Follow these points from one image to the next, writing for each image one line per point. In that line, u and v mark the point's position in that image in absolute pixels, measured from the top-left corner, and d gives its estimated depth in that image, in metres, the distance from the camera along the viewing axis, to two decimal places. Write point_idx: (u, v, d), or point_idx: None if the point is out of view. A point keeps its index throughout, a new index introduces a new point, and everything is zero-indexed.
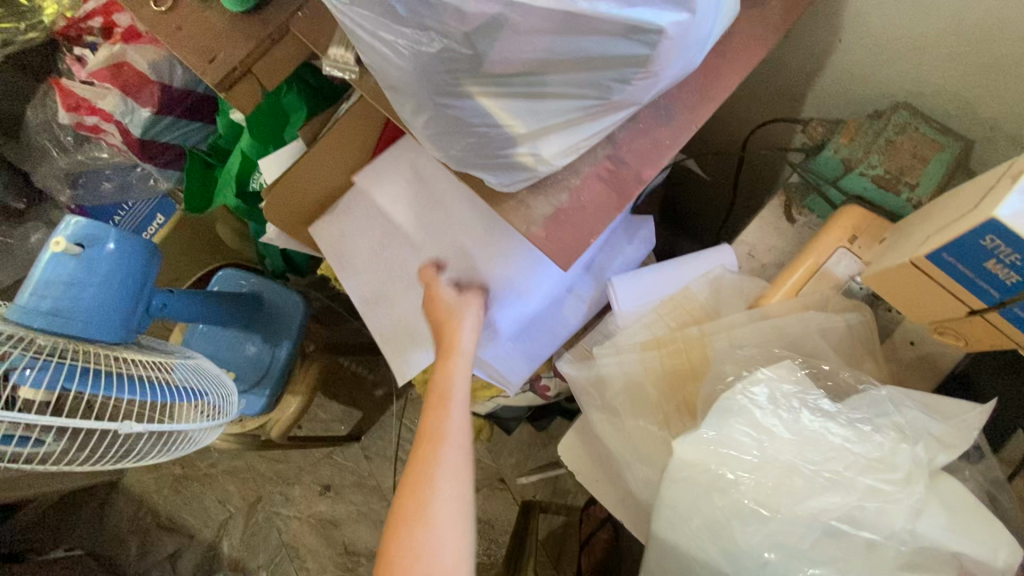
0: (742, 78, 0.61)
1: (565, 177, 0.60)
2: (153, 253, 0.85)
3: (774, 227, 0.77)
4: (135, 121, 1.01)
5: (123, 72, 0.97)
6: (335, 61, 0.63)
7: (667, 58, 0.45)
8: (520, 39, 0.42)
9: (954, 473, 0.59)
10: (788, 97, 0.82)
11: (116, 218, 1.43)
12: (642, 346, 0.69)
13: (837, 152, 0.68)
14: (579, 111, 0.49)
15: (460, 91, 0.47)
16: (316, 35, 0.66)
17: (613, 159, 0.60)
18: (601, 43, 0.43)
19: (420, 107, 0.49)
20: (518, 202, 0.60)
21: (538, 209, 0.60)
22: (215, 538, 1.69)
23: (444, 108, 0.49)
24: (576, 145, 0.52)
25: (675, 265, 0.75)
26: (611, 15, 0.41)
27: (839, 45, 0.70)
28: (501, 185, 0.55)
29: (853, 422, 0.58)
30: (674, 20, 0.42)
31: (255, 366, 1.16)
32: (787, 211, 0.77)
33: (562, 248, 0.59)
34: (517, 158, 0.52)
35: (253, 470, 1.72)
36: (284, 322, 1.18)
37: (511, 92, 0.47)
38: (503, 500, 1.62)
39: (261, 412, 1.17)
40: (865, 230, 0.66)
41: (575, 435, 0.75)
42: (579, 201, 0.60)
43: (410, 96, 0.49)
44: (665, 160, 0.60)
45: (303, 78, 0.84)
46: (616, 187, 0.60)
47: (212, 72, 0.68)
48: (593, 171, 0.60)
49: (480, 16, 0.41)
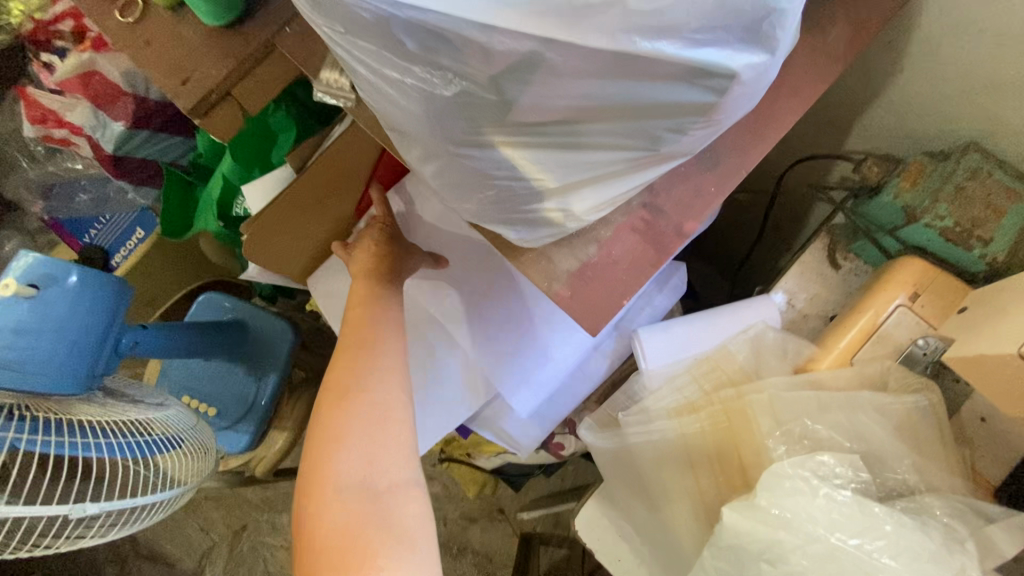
0: (799, 116, 0.53)
1: (593, 228, 0.52)
2: (126, 289, 0.76)
3: (817, 274, 0.70)
4: (107, 135, 0.93)
5: (93, 81, 0.88)
6: (328, 85, 0.55)
7: (735, 105, 0.37)
8: (557, 82, 0.34)
9: None
10: (830, 128, 0.74)
11: (93, 231, 1.33)
12: (674, 413, 0.60)
13: (898, 197, 0.61)
14: (621, 163, 0.41)
15: (481, 140, 0.38)
16: (306, 56, 0.57)
17: (650, 209, 0.52)
18: (658, 88, 0.34)
19: (430, 155, 0.41)
20: (540, 255, 0.52)
21: (562, 264, 0.52)
22: (197, 568, 1.60)
23: (460, 158, 0.40)
24: (613, 199, 0.44)
25: (709, 318, 0.67)
26: (674, 57, 0.32)
27: (899, 76, 0.63)
28: (522, 241, 0.47)
29: (925, 518, 0.50)
30: (751, 62, 0.34)
31: (239, 401, 1.07)
32: (831, 257, 0.69)
33: (590, 310, 0.51)
34: (543, 214, 0.44)
35: (239, 496, 1.63)
36: (271, 352, 1.09)
37: (541, 141, 0.39)
38: (502, 532, 1.54)
39: (246, 449, 1.08)
40: (927, 287, 0.59)
41: (594, 505, 0.67)
42: (609, 255, 0.51)
43: (418, 142, 0.41)
44: (710, 210, 0.52)
45: None
46: (653, 241, 0.51)
47: (186, 96, 0.60)
48: (627, 222, 0.52)
49: (509, 55, 0.32)
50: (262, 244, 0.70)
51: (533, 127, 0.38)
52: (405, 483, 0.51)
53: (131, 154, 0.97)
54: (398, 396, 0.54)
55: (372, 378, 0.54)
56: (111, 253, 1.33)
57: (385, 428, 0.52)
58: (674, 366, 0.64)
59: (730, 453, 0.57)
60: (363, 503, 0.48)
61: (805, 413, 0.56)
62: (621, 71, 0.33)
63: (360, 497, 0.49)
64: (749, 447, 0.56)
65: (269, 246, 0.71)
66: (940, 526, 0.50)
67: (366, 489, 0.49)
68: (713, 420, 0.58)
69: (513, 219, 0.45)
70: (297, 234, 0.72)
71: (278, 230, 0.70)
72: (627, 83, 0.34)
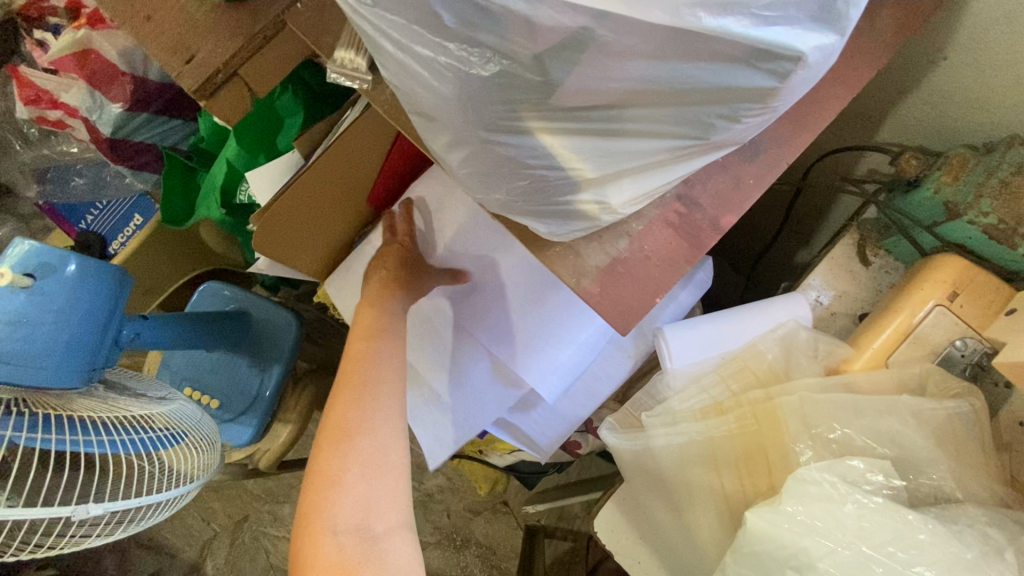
0: (844, 105, 0.50)
1: (624, 221, 0.49)
2: (125, 279, 0.73)
3: (846, 270, 0.67)
4: (104, 117, 0.89)
5: (90, 60, 0.84)
6: (341, 65, 0.51)
7: (793, 90, 0.34)
8: (608, 63, 0.31)
9: None
10: (860, 118, 0.71)
11: (88, 217, 1.31)
12: (700, 415, 0.58)
13: (937, 192, 0.58)
14: (666, 152, 0.38)
15: (518, 125, 0.35)
16: (317, 33, 0.54)
17: (684, 201, 0.49)
18: (716, 70, 0.32)
19: (459, 142, 0.38)
20: (568, 249, 0.49)
21: (591, 258, 0.49)
22: (198, 558, 1.59)
23: (493, 146, 0.37)
24: (651, 191, 0.41)
25: (737, 313, 0.64)
26: (738, 36, 0.30)
27: (942, 63, 0.60)
28: (551, 234, 0.45)
29: (966, 527, 0.48)
30: (820, 43, 0.31)
31: (243, 394, 1.05)
32: (861, 251, 0.67)
33: (620, 308, 0.48)
34: (578, 206, 0.41)
35: (240, 486, 1.61)
36: (275, 343, 1.06)
37: (582, 128, 0.36)
38: (507, 524, 1.53)
39: (250, 441, 1.06)
40: (966, 287, 0.57)
41: (613, 505, 0.65)
42: (641, 250, 0.49)
43: (446, 128, 0.38)
44: (748, 203, 0.49)
45: (298, 75, 0.71)
46: (688, 235, 0.49)
47: (190, 75, 0.62)
48: (660, 215, 0.49)
49: (559, 31, 0.29)
50: (271, 241, 0.67)
51: (576, 112, 0.35)
52: (401, 524, 0.49)
53: (129, 138, 0.93)
54: (397, 443, 0.52)
55: (384, 396, 0.55)
56: (108, 239, 1.30)
57: (383, 476, 0.50)
58: (700, 367, 0.62)
59: (756, 456, 0.55)
60: (360, 546, 0.46)
61: (839, 415, 0.54)
62: (678, 51, 0.31)
63: (356, 540, 0.46)
64: (776, 451, 0.54)
65: (281, 243, 0.69)
66: (980, 535, 0.48)
67: (361, 534, 0.46)
68: (740, 422, 0.56)
69: (545, 213, 0.42)
70: (310, 226, 0.70)
71: (291, 223, 0.67)
72: (685, 64, 0.31)
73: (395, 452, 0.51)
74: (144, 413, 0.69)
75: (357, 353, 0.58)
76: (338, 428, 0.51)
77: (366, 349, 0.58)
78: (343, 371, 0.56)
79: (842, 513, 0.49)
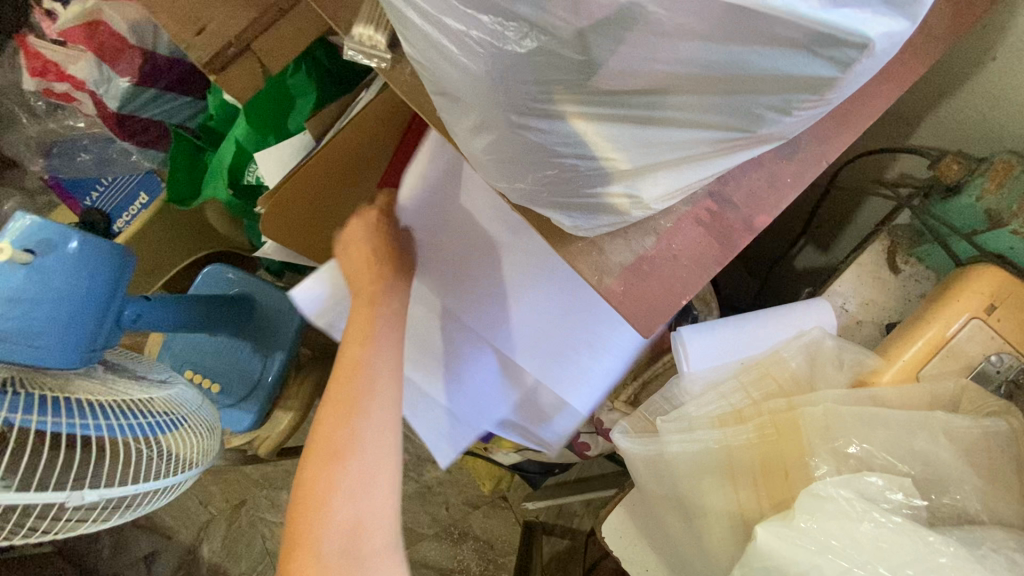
0: (890, 102, 0.47)
1: (652, 217, 0.47)
2: (128, 259, 0.71)
3: (875, 277, 0.64)
4: (111, 92, 0.86)
5: (99, 31, 0.81)
6: (359, 42, 0.48)
7: (851, 82, 0.31)
8: (656, 43, 0.29)
9: None
10: (896, 119, 0.68)
11: (94, 193, 1.28)
12: (719, 423, 0.56)
13: (980, 200, 0.55)
14: (707, 144, 0.35)
15: (551, 109, 0.33)
16: (334, 7, 0.51)
17: (716, 199, 0.46)
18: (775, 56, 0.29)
19: (485, 126, 0.35)
20: (590, 244, 0.46)
21: (614, 256, 0.47)
22: (194, 541, 1.58)
23: (523, 131, 0.34)
24: (686, 186, 0.39)
25: (757, 317, 0.61)
26: (803, 19, 0.27)
27: (990, 64, 0.57)
28: (575, 229, 0.42)
29: (999, 552, 0.46)
30: (890, 29, 0.28)
31: (244, 379, 1.03)
32: (891, 258, 0.64)
33: (644, 308, 0.46)
34: (607, 199, 0.39)
35: (238, 471, 1.60)
36: (278, 330, 1.05)
37: (619, 114, 0.33)
38: (505, 519, 1.52)
39: (249, 428, 1.05)
40: (1004, 300, 0.54)
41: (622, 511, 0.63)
42: (669, 248, 0.46)
43: (473, 110, 0.35)
44: (784, 203, 0.47)
45: (312, 54, 0.71)
46: (719, 234, 0.46)
47: (200, 44, 0.64)
48: (690, 212, 0.46)
49: (608, 6, 0.27)
50: (284, 223, 0.66)
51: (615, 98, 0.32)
52: (384, 548, 0.48)
53: (136, 114, 0.90)
54: (390, 466, 0.49)
55: (376, 412, 0.49)
56: (113, 217, 1.27)
57: (371, 494, 0.48)
58: (719, 372, 0.59)
59: (775, 469, 0.53)
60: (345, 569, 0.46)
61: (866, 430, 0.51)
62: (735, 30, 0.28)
63: (342, 564, 0.46)
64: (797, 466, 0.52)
65: (294, 227, 0.68)
66: (1013, 562, 0.45)
67: (346, 558, 0.46)
68: (760, 433, 0.54)
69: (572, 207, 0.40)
70: (323, 210, 0.69)
71: (303, 206, 0.66)
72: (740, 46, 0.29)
73: (389, 473, 0.49)
74: (138, 396, 0.67)
75: (348, 360, 0.50)
76: (328, 448, 0.47)
77: (354, 351, 0.51)
78: (334, 375, 0.50)
79: (866, 534, 0.46)
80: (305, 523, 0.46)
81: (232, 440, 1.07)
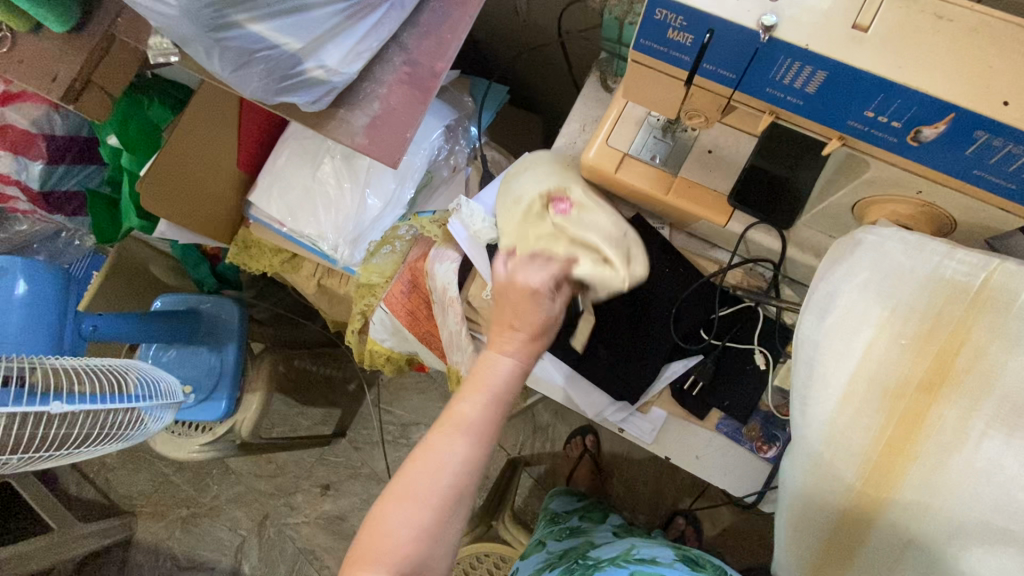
0: None
1: (373, 90, 0.69)
2: (70, 280, 0.97)
3: (596, 100, 0.86)
4: (31, 175, 1.09)
5: (8, 132, 1.05)
6: (157, 48, 0.71)
7: None
8: None
9: (761, 234, 0.70)
10: None
11: None
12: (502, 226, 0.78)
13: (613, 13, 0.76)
14: (340, 12, 0.60)
15: (229, 22, 0.56)
16: (138, 33, 0.73)
17: (409, 63, 0.69)
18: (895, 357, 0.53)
19: (206, 50, 0.59)
20: (338, 120, 0.68)
21: (356, 121, 0.69)
22: (235, 563, 1.75)
23: (224, 43, 0.58)
24: (354, 49, 0.63)
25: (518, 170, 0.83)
26: None
27: None
28: (308, 105, 0.65)
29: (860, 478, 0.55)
30: None
31: (210, 374, 1.24)
32: (604, 83, 0.86)
33: (384, 147, 0.68)
34: (311, 74, 0.63)
35: (255, 490, 1.78)
36: (225, 327, 1.27)
37: (273, 13, 0.57)
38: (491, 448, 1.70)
39: (225, 414, 1.24)
40: None
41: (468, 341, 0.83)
42: (389, 105, 0.68)
43: (197, 44, 0.58)
44: (450, 51, 0.69)
45: (165, 90, 0.95)
46: (417, 85, 0.69)
47: (57, 88, 0.75)
48: (394, 78, 0.69)
49: None
50: (162, 199, 0.88)
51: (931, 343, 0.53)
52: (443, 482, 0.54)
53: (57, 187, 1.13)
54: (444, 476, 0.54)
55: (451, 461, 0.55)
56: None
57: (446, 483, 0.54)
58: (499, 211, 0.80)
59: (937, 372, 0.52)
60: (435, 505, 0.54)
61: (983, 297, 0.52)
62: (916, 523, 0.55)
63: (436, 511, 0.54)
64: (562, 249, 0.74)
65: (176, 204, 0.90)
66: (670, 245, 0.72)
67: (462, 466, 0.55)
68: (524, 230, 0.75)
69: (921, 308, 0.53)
70: (196, 187, 0.92)
71: (174, 187, 0.89)
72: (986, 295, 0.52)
73: (471, 444, 0.56)
74: (107, 370, 0.87)
75: (445, 453, 0.55)
76: (426, 459, 0.55)
77: (460, 412, 0.57)
78: (414, 470, 0.55)
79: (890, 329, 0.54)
80: (425, 495, 0.54)
81: (217, 430, 1.27)
